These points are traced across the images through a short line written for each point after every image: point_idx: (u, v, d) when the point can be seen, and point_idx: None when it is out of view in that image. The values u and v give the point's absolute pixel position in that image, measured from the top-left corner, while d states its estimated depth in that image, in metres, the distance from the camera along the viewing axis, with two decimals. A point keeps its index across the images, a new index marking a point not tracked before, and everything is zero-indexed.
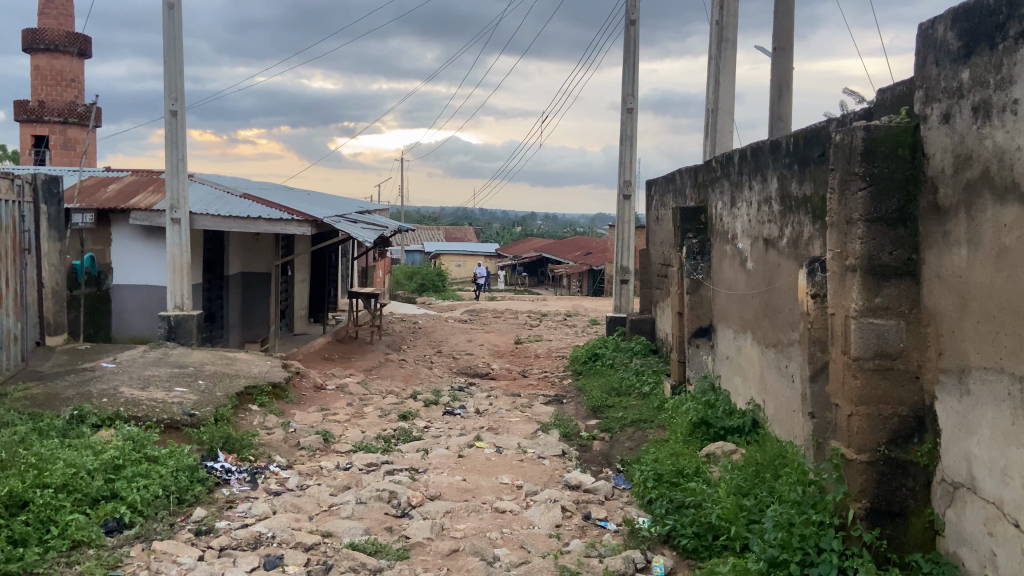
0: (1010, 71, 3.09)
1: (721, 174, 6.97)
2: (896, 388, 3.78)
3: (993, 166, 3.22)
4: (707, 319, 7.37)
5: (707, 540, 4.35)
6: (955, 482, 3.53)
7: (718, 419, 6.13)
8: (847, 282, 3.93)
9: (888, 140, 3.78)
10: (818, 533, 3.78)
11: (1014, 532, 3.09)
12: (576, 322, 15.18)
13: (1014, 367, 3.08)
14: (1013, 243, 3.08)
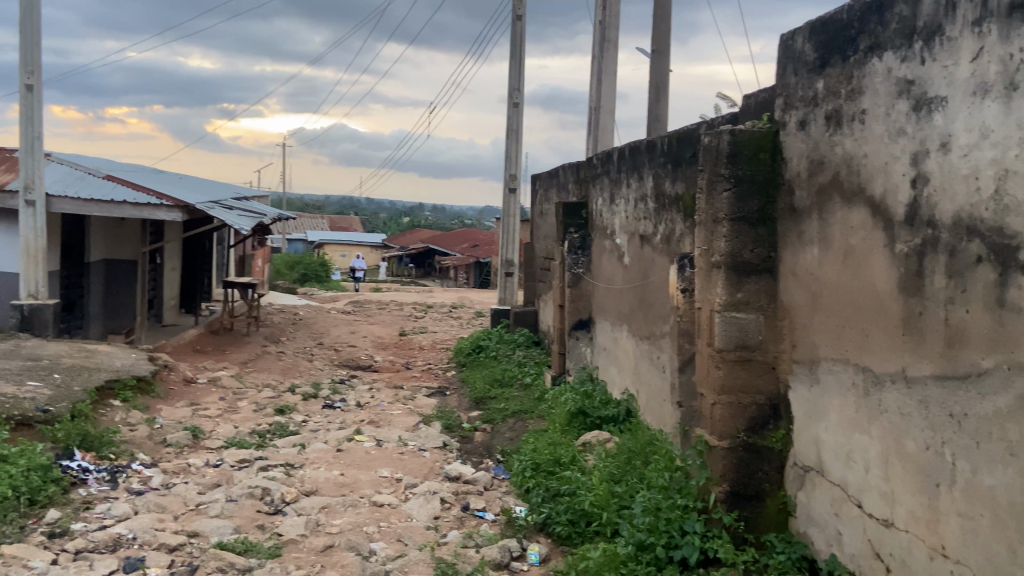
0: (859, 83, 3.33)
1: (601, 171, 7.17)
2: (755, 378, 4.01)
3: (843, 171, 3.46)
4: (586, 312, 7.61)
5: (579, 527, 4.47)
6: (806, 467, 3.79)
7: (595, 408, 6.31)
8: (712, 277, 4.12)
9: (750, 145, 3.99)
10: (682, 517, 3.98)
11: (857, 512, 3.35)
12: (462, 313, 15.21)
13: (858, 358, 3.34)
14: (858, 243, 3.33)
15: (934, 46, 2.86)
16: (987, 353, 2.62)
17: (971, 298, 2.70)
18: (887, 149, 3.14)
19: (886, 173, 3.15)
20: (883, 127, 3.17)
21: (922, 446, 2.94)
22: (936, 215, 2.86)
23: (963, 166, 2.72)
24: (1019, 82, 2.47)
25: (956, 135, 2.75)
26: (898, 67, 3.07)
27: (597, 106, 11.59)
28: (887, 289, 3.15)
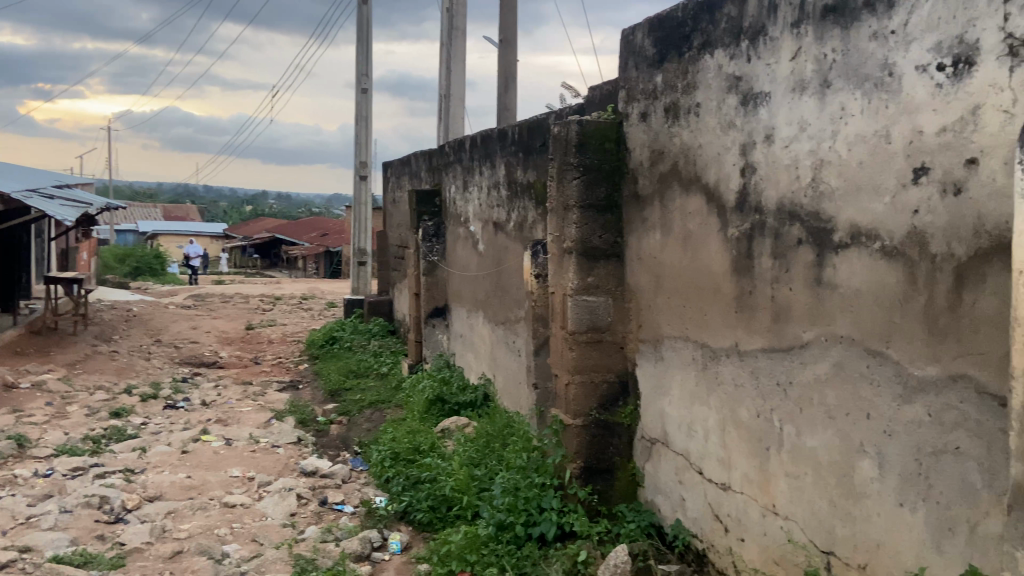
0: (694, 78, 3.54)
1: (453, 159, 7.19)
2: (605, 357, 4.20)
3: (680, 161, 3.68)
4: (442, 300, 7.64)
5: (441, 512, 4.51)
6: (652, 439, 4.03)
7: (452, 395, 6.37)
8: (564, 262, 4.26)
9: (596, 135, 4.15)
10: (540, 494, 4.12)
11: (698, 478, 3.61)
12: (313, 305, 14.79)
13: (697, 335, 3.59)
14: (695, 228, 3.57)
15: (758, 46, 3.11)
16: (808, 326, 2.90)
17: (793, 277, 2.97)
18: (719, 141, 3.38)
19: (719, 162, 3.39)
20: (716, 119, 3.41)
21: (754, 414, 3.21)
22: (763, 201, 3.12)
23: (785, 157, 2.99)
24: (831, 80, 2.74)
25: (779, 128, 3.01)
26: (728, 64, 3.30)
27: (446, 94, 11.59)
28: (722, 270, 3.40)
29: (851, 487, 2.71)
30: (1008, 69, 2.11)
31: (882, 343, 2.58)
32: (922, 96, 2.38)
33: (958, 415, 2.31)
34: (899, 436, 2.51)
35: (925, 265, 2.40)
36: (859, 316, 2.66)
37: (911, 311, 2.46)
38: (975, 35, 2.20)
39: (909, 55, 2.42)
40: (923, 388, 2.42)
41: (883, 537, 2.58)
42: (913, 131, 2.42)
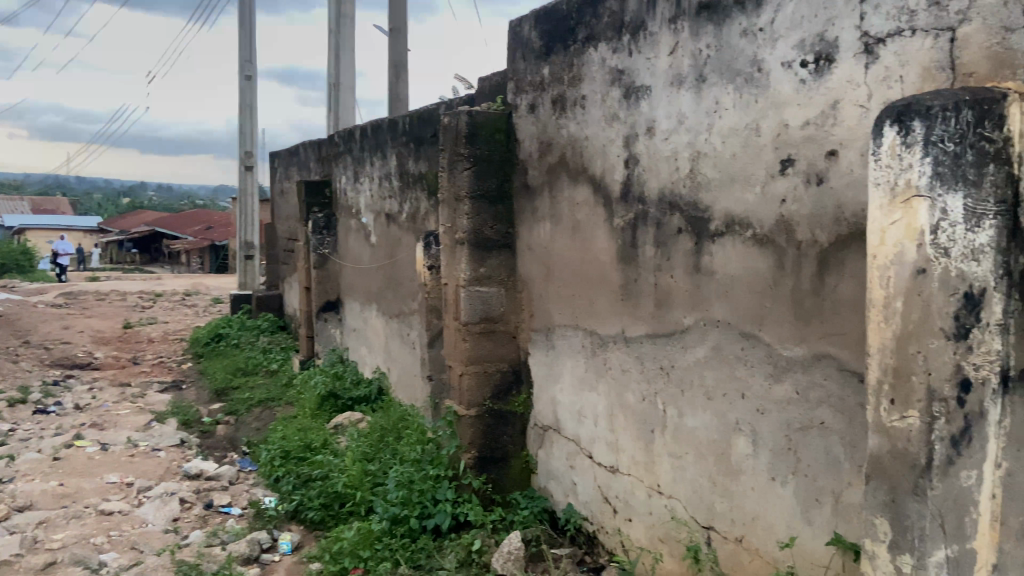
0: (579, 71, 3.60)
1: (343, 150, 7.04)
2: (498, 347, 4.22)
3: (568, 152, 3.74)
4: (334, 293, 7.48)
5: (333, 509, 4.42)
6: (545, 426, 4.09)
7: (345, 390, 6.25)
8: (455, 254, 4.24)
9: (486, 126, 4.15)
10: (434, 486, 4.10)
11: (588, 462, 3.70)
12: (198, 301, 14.15)
13: (586, 323, 3.66)
14: (583, 218, 3.64)
15: (638, 40, 3.19)
16: (688, 312, 3.02)
17: (674, 265, 3.08)
18: (604, 133, 3.46)
19: (604, 154, 3.47)
20: (601, 112, 3.48)
21: (639, 397, 3.32)
22: (646, 191, 3.21)
23: (665, 148, 3.09)
24: (706, 75, 2.85)
25: (660, 120, 3.11)
26: (611, 57, 3.37)
27: (335, 82, 11.34)
28: (609, 259, 3.49)
29: (729, 464, 2.84)
30: (863, 67, 2.25)
31: (755, 326, 2.72)
32: (788, 92, 2.51)
33: (822, 392, 2.47)
34: (770, 413, 2.66)
35: (792, 252, 2.55)
36: (734, 301, 2.79)
37: (781, 295, 2.60)
38: (834, 34, 2.34)
39: (776, 52, 2.55)
40: (792, 367, 2.57)
41: (758, 511, 2.72)
42: (781, 125, 2.55)
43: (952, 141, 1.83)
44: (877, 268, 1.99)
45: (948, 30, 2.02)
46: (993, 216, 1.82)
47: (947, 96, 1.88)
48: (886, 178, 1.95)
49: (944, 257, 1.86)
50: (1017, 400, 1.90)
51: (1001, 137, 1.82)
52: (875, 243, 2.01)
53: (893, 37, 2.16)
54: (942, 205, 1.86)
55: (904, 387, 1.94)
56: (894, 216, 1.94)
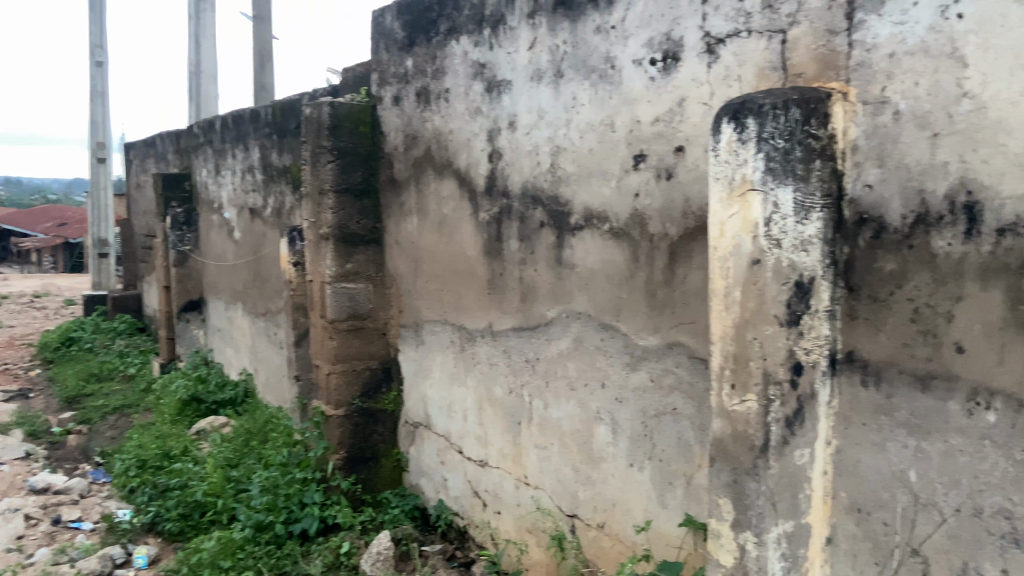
0: (442, 63, 3.57)
1: (203, 141, 6.69)
2: (367, 344, 4.13)
3: (433, 146, 3.70)
4: (196, 293, 7.12)
5: (193, 519, 4.20)
6: (415, 423, 4.04)
7: (209, 394, 5.96)
8: (319, 250, 4.10)
9: (349, 118, 4.04)
10: (301, 490, 3.97)
11: (459, 457, 3.69)
12: (47, 304, 13.08)
13: (455, 317, 3.65)
14: (450, 212, 3.62)
15: (498, 34, 3.20)
16: (551, 305, 3.06)
17: (538, 258, 3.11)
18: (468, 127, 3.45)
19: (468, 148, 3.46)
20: (464, 105, 3.46)
21: (506, 391, 3.34)
22: (509, 185, 3.22)
23: (526, 143, 3.11)
24: (563, 70, 2.89)
25: (521, 115, 3.12)
26: (473, 50, 3.36)
27: (196, 70, 10.79)
28: (475, 253, 3.48)
29: (591, 453, 2.91)
30: (706, 65, 2.35)
31: (613, 317, 2.78)
32: (639, 89, 2.58)
33: (674, 379, 2.56)
34: (628, 401, 2.73)
35: (646, 244, 2.62)
36: (594, 293, 2.85)
37: (636, 286, 2.67)
38: (679, 33, 2.42)
39: (627, 50, 2.61)
40: (647, 356, 2.65)
41: (617, 497, 2.79)
42: (633, 121, 2.62)
43: (782, 138, 1.92)
44: (718, 259, 2.08)
45: (780, 32, 2.13)
46: (821, 208, 1.96)
47: (777, 94, 1.97)
48: (724, 173, 2.04)
49: (776, 248, 1.96)
50: (845, 381, 2.04)
51: (827, 134, 1.97)
52: (716, 236, 2.10)
53: (731, 38, 2.26)
54: (774, 199, 1.95)
55: (743, 372, 2.03)
56: (732, 209, 2.03)
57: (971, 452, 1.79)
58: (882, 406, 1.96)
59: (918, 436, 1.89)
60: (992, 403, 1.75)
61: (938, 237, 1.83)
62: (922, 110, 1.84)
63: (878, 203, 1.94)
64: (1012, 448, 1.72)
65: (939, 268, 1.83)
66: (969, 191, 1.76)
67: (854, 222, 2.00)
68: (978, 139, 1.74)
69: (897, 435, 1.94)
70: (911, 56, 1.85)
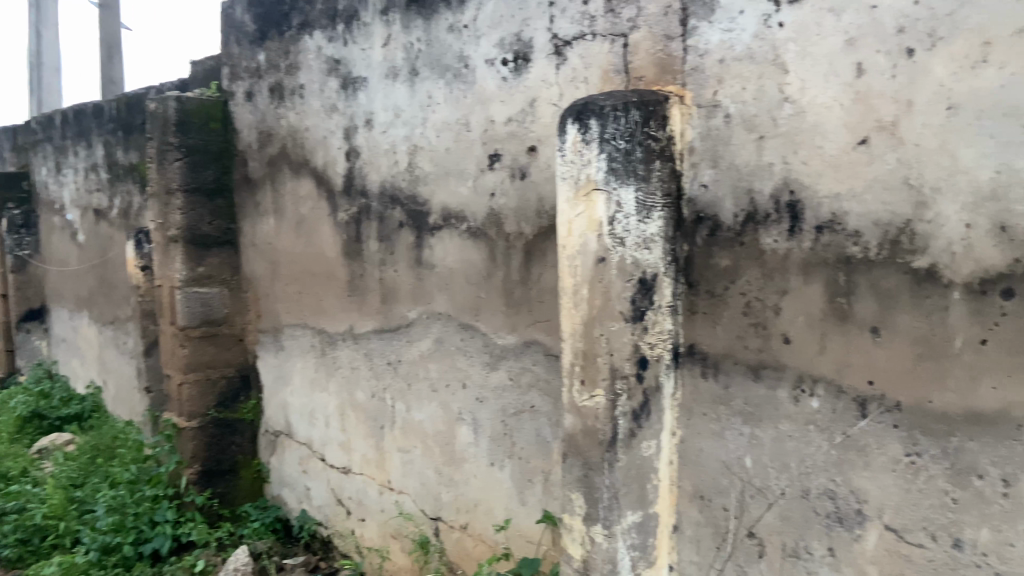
0: (295, 58, 3.45)
1: (41, 137, 6.18)
2: (222, 352, 3.93)
3: (288, 144, 3.57)
4: (38, 301, 6.56)
5: (32, 545, 3.82)
6: (276, 432, 3.89)
7: (53, 409, 5.51)
8: (167, 252, 3.86)
9: (198, 114, 3.83)
10: (152, 508, 3.74)
11: (321, 465, 3.57)
12: None
13: (315, 321, 3.54)
14: (307, 213, 3.50)
15: (352, 30, 3.13)
16: (411, 306, 3.02)
17: (398, 259, 3.06)
18: (324, 124, 3.35)
19: (325, 146, 3.36)
20: (319, 102, 3.36)
21: (368, 395, 3.27)
22: (367, 185, 3.15)
23: (383, 141, 3.05)
24: (418, 68, 2.85)
25: (377, 113, 3.06)
26: (326, 46, 3.27)
27: (36, 62, 9.97)
28: (334, 254, 3.38)
29: (453, 455, 2.89)
30: (554, 67, 2.38)
31: (472, 317, 2.77)
32: (492, 88, 2.58)
33: (532, 376, 2.58)
34: (488, 401, 2.73)
35: (502, 244, 2.63)
36: (453, 293, 2.83)
37: (494, 286, 2.68)
38: (528, 34, 2.44)
39: (479, 49, 2.61)
40: (505, 355, 2.66)
41: (479, 497, 2.79)
42: (487, 120, 2.62)
43: (622, 139, 1.97)
44: (566, 258, 2.11)
45: (621, 36, 2.18)
46: (661, 207, 2.02)
47: (617, 97, 2.02)
48: (570, 173, 2.07)
49: (620, 246, 2.00)
50: (686, 373, 2.12)
51: (665, 136, 2.04)
52: (564, 235, 2.12)
53: (577, 40, 2.30)
54: (617, 198, 1.99)
55: (592, 368, 2.07)
56: (578, 208, 2.06)
57: (798, 437, 1.90)
58: (720, 396, 2.05)
59: (752, 423, 1.99)
60: (815, 390, 1.87)
61: (766, 234, 1.93)
62: (750, 113, 1.94)
63: (712, 202, 2.03)
64: (832, 431, 1.84)
65: (767, 263, 1.93)
66: (792, 191, 1.87)
67: (692, 221, 2.08)
68: (799, 142, 1.85)
69: (733, 424, 2.03)
70: (739, 62, 1.94)
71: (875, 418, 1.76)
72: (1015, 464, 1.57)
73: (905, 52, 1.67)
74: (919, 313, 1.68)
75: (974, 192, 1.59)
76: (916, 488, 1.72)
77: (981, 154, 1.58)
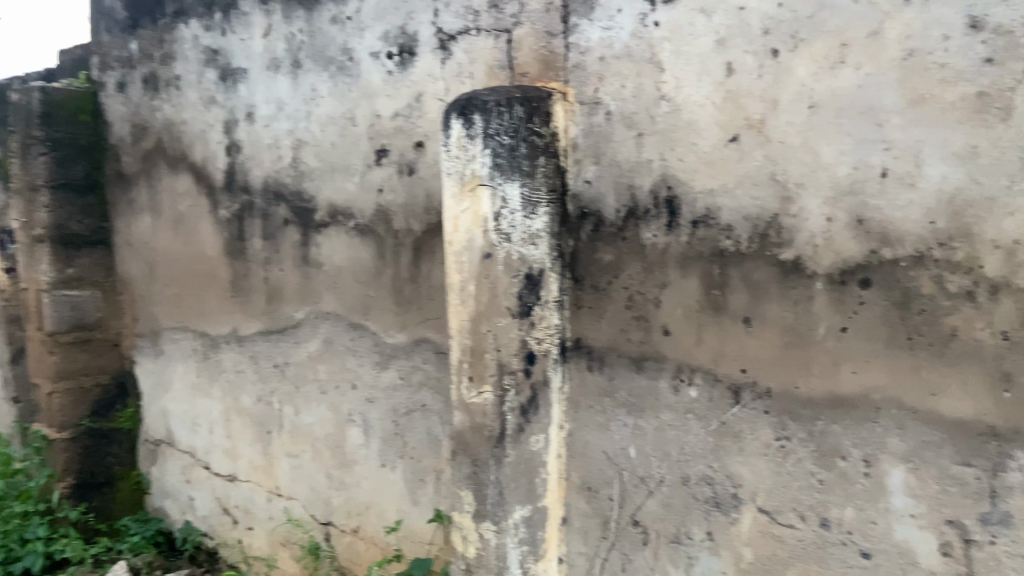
0: (171, 48, 3.28)
1: None
2: (96, 358, 3.69)
3: (164, 138, 3.39)
4: None
5: None
6: (156, 440, 3.68)
7: None
8: (32, 253, 3.57)
9: (66, 106, 3.58)
10: (22, 525, 3.44)
11: (206, 473, 3.42)
12: None
13: (196, 323, 3.38)
14: (186, 210, 3.33)
15: (230, 20, 3.00)
16: (298, 306, 2.93)
17: (283, 258, 2.96)
18: (202, 117, 3.20)
19: (204, 140, 3.21)
20: (196, 94, 3.21)
21: (254, 399, 3.14)
22: (249, 181, 3.03)
23: (266, 135, 2.94)
24: (300, 60, 2.77)
25: (259, 106, 2.95)
26: (203, 36, 3.12)
27: None
28: (215, 253, 3.24)
29: (343, 457, 2.82)
30: (440, 61, 2.36)
31: (361, 316, 2.71)
32: (377, 82, 2.53)
33: (422, 375, 2.55)
34: (379, 401, 2.68)
35: (391, 240, 2.59)
36: (341, 292, 2.76)
37: (383, 284, 2.63)
38: (413, 27, 2.41)
39: (363, 41, 2.55)
40: (396, 354, 2.62)
41: (371, 499, 2.74)
42: (372, 114, 2.57)
43: (506, 134, 1.97)
44: (453, 254, 2.09)
45: (505, 32, 2.18)
46: (546, 203, 2.03)
47: (501, 92, 2.02)
48: (456, 168, 2.05)
49: (506, 242, 2.00)
50: (573, 367, 2.14)
51: (550, 132, 2.04)
52: (450, 231, 2.10)
53: (462, 35, 2.29)
54: (502, 194, 1.99)
55: (480, 364, 2.06)
56: (464, 204, 2.05)
57: (678, 425, 1.96)
58: (605, 389, 2.08)
59: (636, 414, 2.03)
60: (693, 379, 1.92)
61: (645, 229, 1.97)
62: (629, 110, 1.97)
63: (595, 198, 2.06)
64: (709, 418, 1.90)
65: (648, 258, 1.98)
66: (669, 186, 1.92)
67: (577, 216, 2.10)
68: (675, 139, 1.90)
69: (618, 415, 2.06)
70: (618, 60, 1.98)
71: (748, 404, 1.84)
72: (874, 444, 1.67)
73: (770, 53, 1.74)
74: (787, 304, 1.76)
75: (834, 186, 1.68)
76: (787, 471, 1.79)
77: (840, 151, 1.67)
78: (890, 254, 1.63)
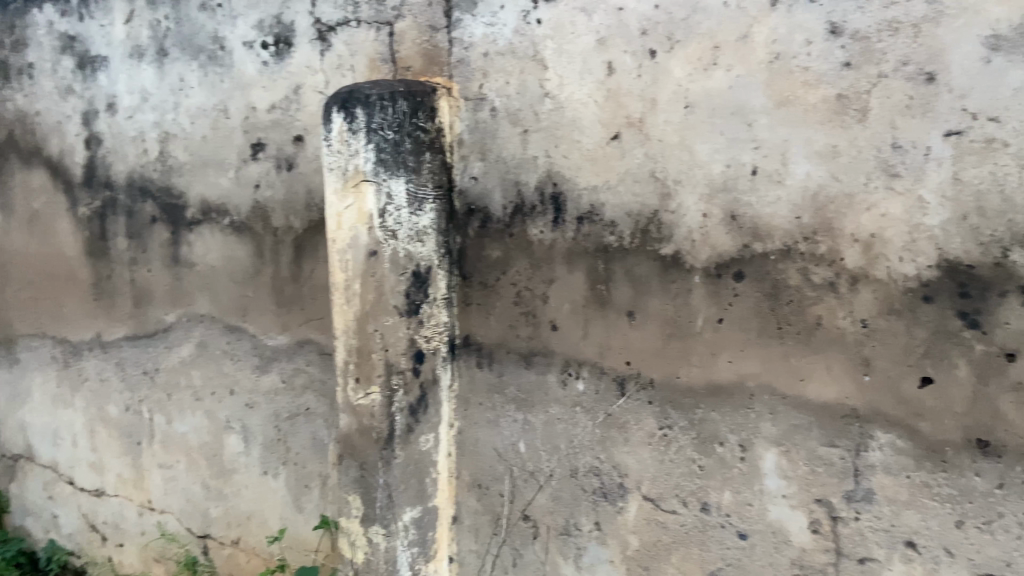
0: (22, 33, 3.01)
1: None
2: None
3: (15, 129, 3.10)
4: None
5: None
6: (14, 456, 3.35)
7: None
8: None
9: None
10: None
11: (69, 489, 3.17)
12: None
13: (54, 329, 3.12)
14: (40, 207, 3.07)
15: (89, 4, 2.80)
16: (169, 308, 2.76)
17: (151, 258, 2.78)
18: (57, 108, 2.95)
19: (61, 132, 2.96)
20: (51, 83, 2.96)
21: (122, 409, 2.94)
22: (112, 176, 2.83)
23: (130, 128, 2.75)
24: (167, 49, 2.61)
25: (121, 97, 2.76)
26: (59, 20, 2.89)
27: None
28: (74, 254, 3.00)
29: (221, 466, 2.68)
30: (319, 53, 2.28)
31: (239, 317, 2.59)
32: (252, 73, 2.42)
33: (306, 377, 2.47)
34: (259, 407, 2.57)
35: (269, 239, 2.48)
36: (216, 293, 2.63)
37: (262, 284, 2.52)
38: (290, 17, 2.32)
39: (236, 30, 2.44)
40: (277, 357, 2.51)
41: (252, 508, 2.63)
42: (247, 107, 2.45)
43: (390, 129, 1.93)
44: (336, 252, 2.01)
45: (386, 25, 2.14)
46: (432, 199, 2.00)
47: (384, 86, 1.97)
48: (338, 163, 1.98)
49: (392, 239, 1.96)
50: (462, 365, 2.12)
51: (434, 127, 2.02)
52: (333, 228, 2.02)
53: (341, 26, 2.22)
54: (386, 190, 1.94)
55: (367, 365, 1.99)
56: (347, 201, 1.97)
57: (567, 419, 1.98)
58: (495, 385, 2.08)
59: (525, 409, 2.04)
60: (580, 372, 1.95)
61: (532, 226, 1.98)
62: (514, 108, 1.98)
63: (482, 194, 2.05)
64: (597, 411, 1.94)
65: (535, 253, 1.99)
66: (555, 183, 1.94)
67: (463, 213, 2.08)
68: (559, 136, 1.92)
69: (507, 411, 2.07)
70: (502, 57, 1.98)
71: (633, 395, 1.88)
72: (749, 430, 1.75)
73: (648, 53, 1.79)
74: (667, 297, 1.82)
75: (709, 184, 1.75)
76: (669, 459, 1.85)
77: (714, 150, 1.74)
78: (761, 248, 1.71)
